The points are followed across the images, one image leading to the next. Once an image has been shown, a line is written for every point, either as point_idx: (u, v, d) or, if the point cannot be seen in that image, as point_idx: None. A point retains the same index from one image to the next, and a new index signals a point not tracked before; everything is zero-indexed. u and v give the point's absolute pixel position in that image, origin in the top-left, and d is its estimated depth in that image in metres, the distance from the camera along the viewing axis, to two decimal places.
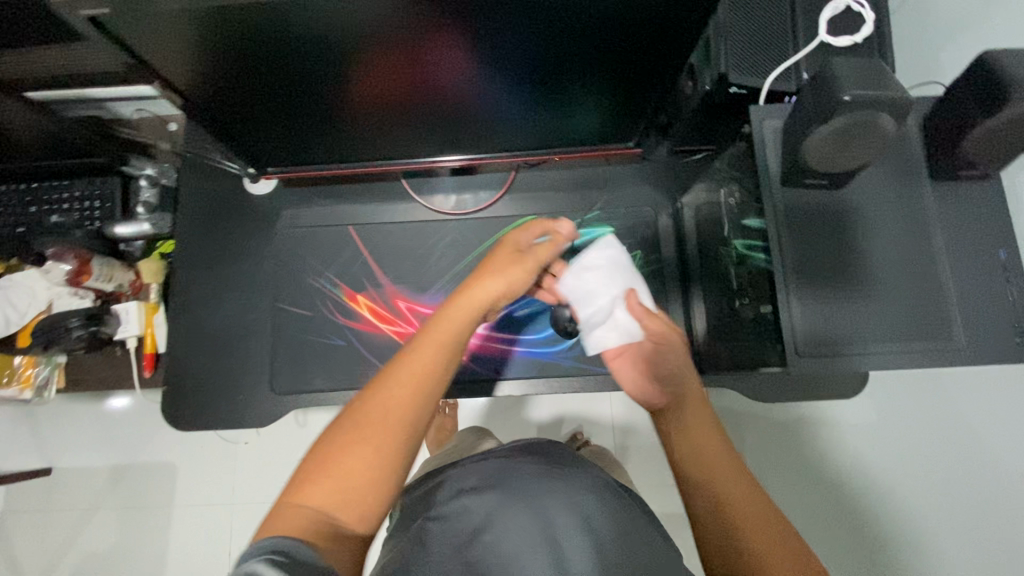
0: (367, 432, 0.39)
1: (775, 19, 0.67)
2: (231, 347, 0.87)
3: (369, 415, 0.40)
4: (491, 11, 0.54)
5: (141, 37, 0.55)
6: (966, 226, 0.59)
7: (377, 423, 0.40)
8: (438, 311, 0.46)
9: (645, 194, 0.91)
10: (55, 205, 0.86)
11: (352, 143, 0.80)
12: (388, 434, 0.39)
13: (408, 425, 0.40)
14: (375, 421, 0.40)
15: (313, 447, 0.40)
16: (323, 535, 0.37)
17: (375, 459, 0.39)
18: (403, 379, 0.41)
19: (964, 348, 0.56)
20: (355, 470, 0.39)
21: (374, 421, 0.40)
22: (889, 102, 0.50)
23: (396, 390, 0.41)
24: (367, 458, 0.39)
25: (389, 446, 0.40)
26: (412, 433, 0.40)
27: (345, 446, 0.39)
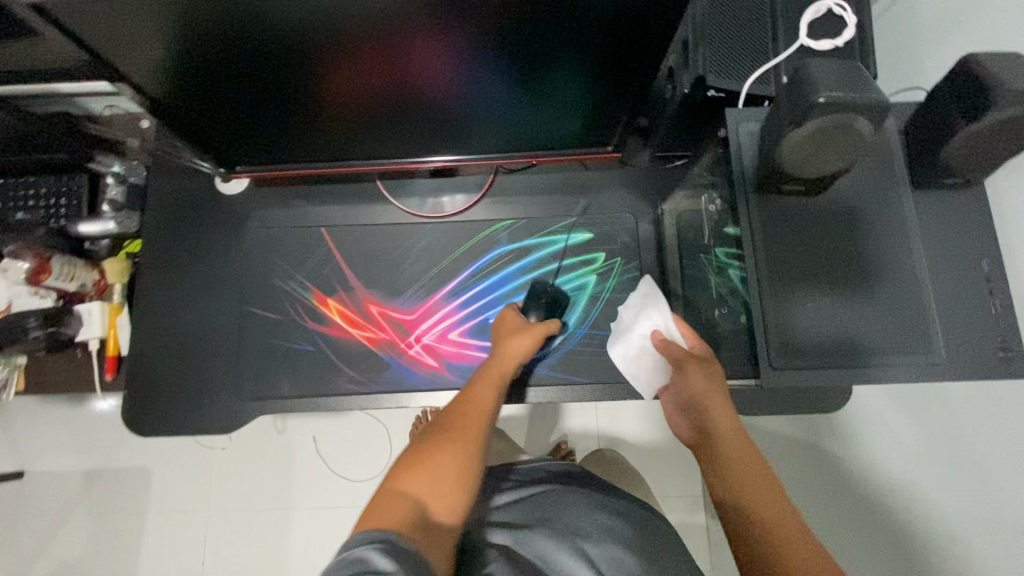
0: (448, 444, 0.49)
1: (754, 22, 0.65)
2: (196, 350, 0.85)
3: (448, 435, 0.50)
4: (457, 3, 0.51)
5: (96, 26, 0.53)
6: (946, 237, 0.57)
7: (456, 439, 0.49)
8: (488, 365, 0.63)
9: (626, 200, 0.89)
10: (20, 202, 0.85)
11: (323, 142, 0.78)
12: (467, 446, 0.49)
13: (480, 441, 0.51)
14: (456, 435, 0.50)
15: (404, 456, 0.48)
16: (425, 524, 0.42)
17: (458, 464, 0.47)
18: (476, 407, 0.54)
19: (945, 362, 0.54)
20: (445, 471, 0.46)
21: (454, 438, 0.50)
22: (866, 105, 0.48)
23: (469, 413, 0.53)
24: (456, 458, 0.48)
25: (468, 456, 0.48)
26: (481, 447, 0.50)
27: (432, 455, 0.47)
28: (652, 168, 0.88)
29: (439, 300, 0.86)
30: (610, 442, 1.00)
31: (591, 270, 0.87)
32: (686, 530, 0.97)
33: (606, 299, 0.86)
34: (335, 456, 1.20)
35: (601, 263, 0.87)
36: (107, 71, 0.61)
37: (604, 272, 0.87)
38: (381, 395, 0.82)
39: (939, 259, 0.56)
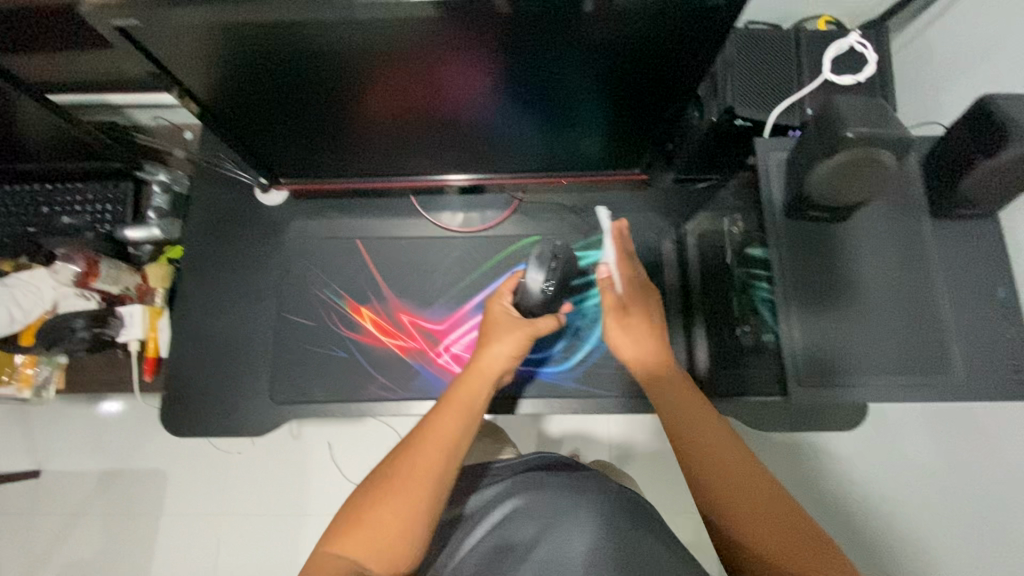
0: (391, 491, 0.50)
1: (781, 58, 0.69)
2: (233, 354, 0.88)
3: (392, 481, 0.51)
4: (511, 41, 0.55)
5: (168, 48, 0.56)
6: (965, 262, 0.60)
7: (400, 486, 0.50)
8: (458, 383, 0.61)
9: (650, 220, 0.93)
10: (67, 207, 0.89)
11: (364, 158, 0.82)
12: (410, 493, 0.50)
13: (427, 483, 0.51)
14: (400, 481, 0.51)
15: (350, 505, 0.51)
16: None
17: (397, 514, 0.49)
18: (431, 442, 0.54)
19: (962, 382, 0.56)
20: (384, 524, 0.49)
21: (399, 484, 0.51)
22: (891, 140, 0.52)
23: (423, 450, 0.53)
24: (395, 509, 0.49)
25: (410, 505, 0.50)
26: (428, 491, 0.51)
27: (374, 507, 0.50)
28: (675, 189, 0.92)
29: (468, 311, 0.89)
30: (625, 454, 1.02)
31: None
32: (700, 545, 0.98)
33: None
34: (351, 463, 1.21)
35: None
36: (172, 86, 0.63)
37: None
38: (410, 400, 0.85)
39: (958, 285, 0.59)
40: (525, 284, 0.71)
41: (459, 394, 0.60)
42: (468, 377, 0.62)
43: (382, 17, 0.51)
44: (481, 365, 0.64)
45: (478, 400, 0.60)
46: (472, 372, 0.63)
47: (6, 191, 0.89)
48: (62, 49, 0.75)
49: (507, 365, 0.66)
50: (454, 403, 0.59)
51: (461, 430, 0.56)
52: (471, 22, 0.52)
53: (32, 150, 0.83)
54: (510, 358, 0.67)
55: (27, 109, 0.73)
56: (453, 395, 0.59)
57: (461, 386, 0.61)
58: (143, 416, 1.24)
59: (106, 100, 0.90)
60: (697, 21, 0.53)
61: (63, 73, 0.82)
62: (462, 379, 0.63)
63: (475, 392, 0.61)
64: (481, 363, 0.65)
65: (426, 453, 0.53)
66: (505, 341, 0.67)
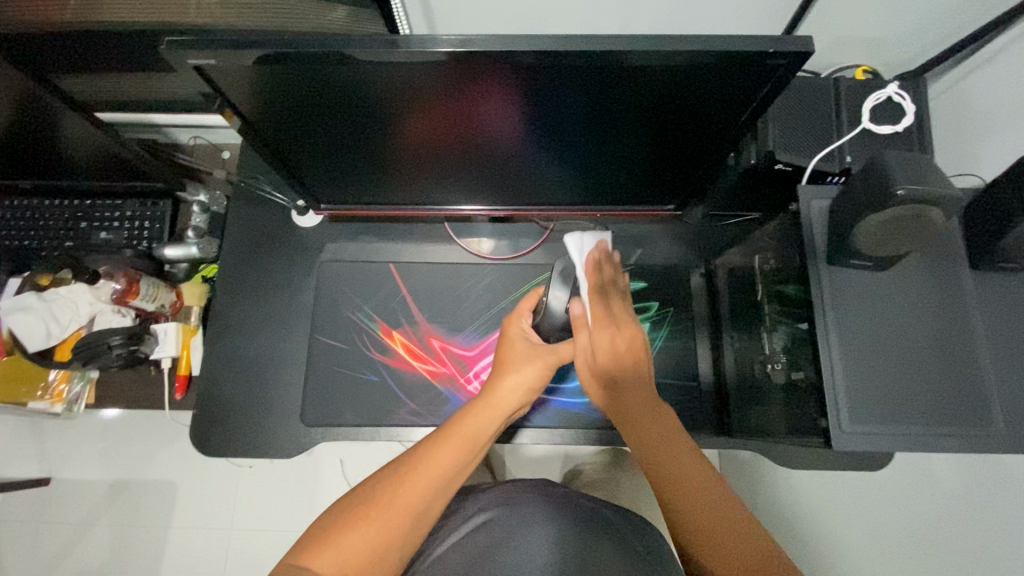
0: (367, 516, 0.50)
1: (821, 107, 0.71)
2: (264, 374, 0.88)
3: (370, 506, 0.50)
4: (574, 75, 0.56)
5: (228, 68, 0.55)
6: (1008, 315, 0.60)
7: (377, 514, 0.50)
8: (462, 413, 0.59)
9: (679, 253, 0.94)
10: (106, 223, 0.92)
11: (401, 184, 0.83)
12: (385, 524, 0.50)
13: (403, 521, 0.50)
14: (379, 509, 0.50)
15: (324, 519, 0.51)
16: None
17: (366, 544, 0.48)
18: (422, 475, 0.52)
19: (1005, 435, 0.57)
20: (350, 549, 0.48)
21: (377, 513, 0.50)
22: (941, 198, 0.53)
23: (412, 481, 0.52)
24: (367, 539, 0.49)
25: (381, 539, 0.49)
26: (402, 528, 0.50)
27: (347, 530, 0.49)
28: (705, 225, 0.93)
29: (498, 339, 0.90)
30: None
31: (644, 317, 0.92)
32: None
33: (656, 347, 0.91)
34: None
35: (654, 312, 0.92)
36: (218, 104, 0.62)
37: (657, 320, 0.92)
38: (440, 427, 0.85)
39: (999, 337, 0.60)
40: (547, 309, 0.67)
41: (466, 427, 0.57)
42: (477, 409, 0.59)
43: (437, 58, 0.53)
44: (495, 393, 0.61)
45: (481, 437, 0.57)
46: (484, 404, 0.60)
47: (49, 205, 0.93)
48: (118, 79, 0.80)
49: (520, 397, 0.62)
50: (454, 434, 0.56)
51: (455, 471, 0.54)
52: (524, 65, 0.54)
53: (76, 168, 0.86)
54: (527, 388, 0.63)
55: (71, 125, 0.75)
56: (456, 428, 0.57)
57: (467, 419, 0.58)
58: (157, 427, 1.22)
59: (149, 120, 0.93)
60: (751, 74, 0.54)
61: (107, 96, 0.85)
62: (471, 408, 0.60)
63: (481, 427, 0.58)
64: (497, 389, 0.62)
65: (415, 487, 0.52)
66: (524, 370, 0.63)
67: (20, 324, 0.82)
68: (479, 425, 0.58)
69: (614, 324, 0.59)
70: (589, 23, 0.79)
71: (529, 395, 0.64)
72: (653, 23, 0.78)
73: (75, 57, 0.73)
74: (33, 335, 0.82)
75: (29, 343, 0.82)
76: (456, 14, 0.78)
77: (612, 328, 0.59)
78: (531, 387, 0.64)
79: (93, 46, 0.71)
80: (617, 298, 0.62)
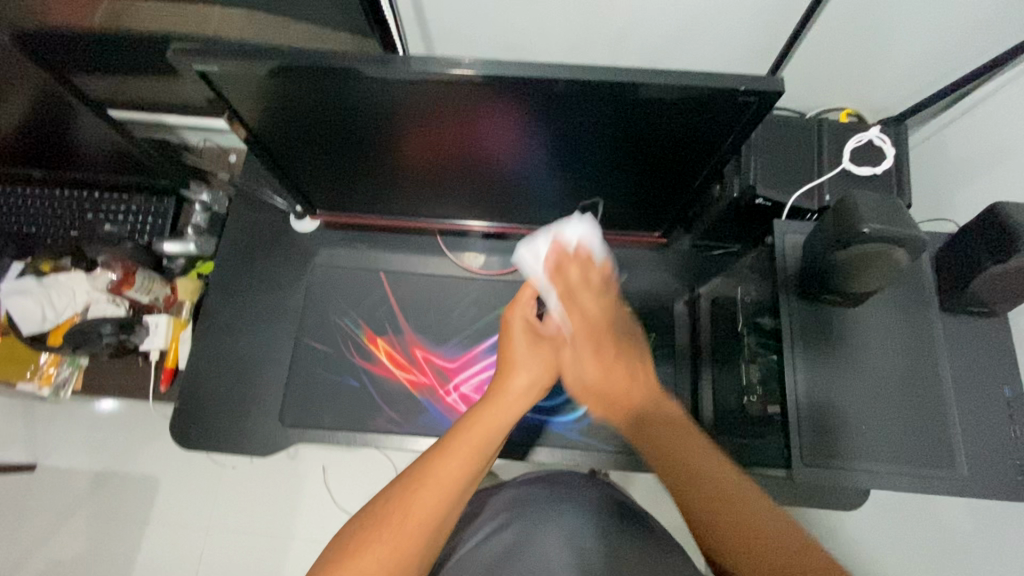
0: (380, 538, 0.49)
1: (803, 147, 0.74)
2: (249, 372, 0.90)
3: (382, 528, 0.50)
4: (563, 104, 0.58)
5: (237, 79, 0.59)
6: (975, 360, 0.62)
7: (389, 535, 0.50)
8: (471, 417, 0.57)
9: (665, 280, 0.95)
10: (111, 216, 0.96)
11: (397, 198, 0.85)
12: (400, 544, 0.49)
13: (419, 538, 0.50)
14: (391, 530, 0.50)
15: (336, 543, 0.50)
16: None
17: (383, 565, 0.48)
18: (433, 489, 0.52)
19: (967, 477, 0.57)
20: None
21: (390, 534, 0.50)
22: (905, 238, 0.55)
23: (423, 495, 0.51)
24: (380, 560, 0.49)
25: (399, 558, 0.49)
26: (421, 546, 0.50)
27: (359, 552, 0.49)
28: (692, 253, 0.94)
29: (480, 352, 0.91)
30: None
31: None
32: None
33: None
34: (342, 490, 1.20)
35: None
36: (226, 114, 0.66)
37: None
38: (417, 436, 0.86)
39: (965, 379, 0.61)
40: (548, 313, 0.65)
41: (475, 435, 0.55)
42: (486, 413, 0.58)
43: (433, 77, 0.56)
44: (504, 395, 0.60)
45: (494, 442, 0.56)
46: (492, 408, 0.58)
47: (58, 196, 0.96)
48: (138, 81, 0.84)
49: (531, 398, 0.61)
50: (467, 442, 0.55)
51: (469, 480, 0.54)
52: (516, 88, 0.57)
53: (86, 161, 0.90)
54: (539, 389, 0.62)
55: (87, 124, 0.79)
56: (466, 437, 0.55)
57: (476, 424, 0.56)
58: (143, 421, 1.23)
59: (160, 120, 0.97)
60: (729, 110, 0.57)
61: (125, 96, 0.89)
62: (480, 411, 0.58)
63: (492, 432, 0.56)
64: (504, 388, 0.61)
65: (425, 503, 0.51)
66: (532, 369, 0.62)
67: (18, 307, 0.86)
68: (489, 431, 0.56)
69: (590, 335, 0.63)
70: (583, 53, 0.82)
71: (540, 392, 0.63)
72: (644, 55, 0.82)
73: (99, 59, 0.78)
74: (28, 317, 0.86)
75: (24, 324, 0.86)
76: (457, 38, 0.82)
77: (592, 345, 0.62)
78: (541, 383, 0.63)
79: (117, 50, 0.75)
80: (586, 298, 0.64)
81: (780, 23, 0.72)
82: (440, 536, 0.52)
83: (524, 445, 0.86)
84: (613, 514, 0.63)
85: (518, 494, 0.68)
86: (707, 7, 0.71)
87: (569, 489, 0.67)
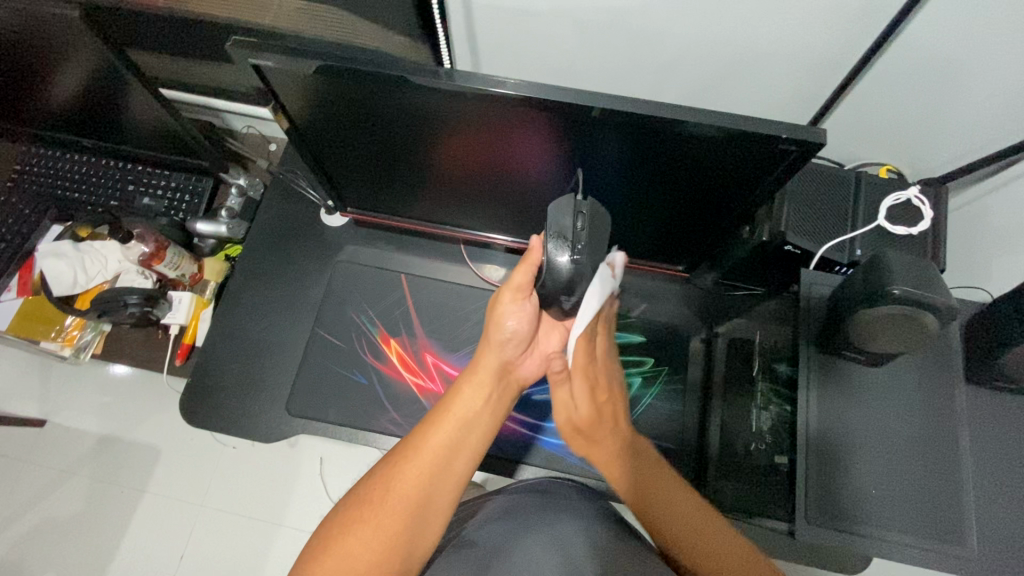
0: (365, 518, 0.50)
1: (837, 200, 0.74)
2: (262, 357, 0.91)
3: (367, 508, 0.50)
4: (603, 133, 0.59)
5: (290, 74, 0.60)
6: (996, 437, 0.60)
7: (374, 516, 0.50)
8: (455, 389, 0.58)
9: (685, 315, 0.93)
10: (150, 190, 1.00)
11: (426, 204, 0.86)
12: (385, 523, 0.50)
13: (401, 515, 0.50)
14: (374, 511, 0.50)
15: (323, 528, 0.51)
16: None
17: (371, 545, 0.49)
18: (416, 462, 0.52)
19: (974, 558, 0.55)
20: (354, 555, 0.48)
21: (374, 513, 0.50)
22: (935, 305, 0.54)
23: (405, 471, 0.52)
24: (365, 539, 0.49)
25: (383, 538, 0.49)
26: (405, 522, 0.50)
27: (345, 532, 0.49)
28: (714, 291, 0.93)
29: None
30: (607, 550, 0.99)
31: (638, 371, 0.89)
32: None
33: (645, 403, 0.88)
34: (337, 484, 1.20)
35: (649, 368, 0.90)
36: (271, 105, 0.67)
37: (648, 377, 0.89)
38: None
39: (980, 453, 0.60)
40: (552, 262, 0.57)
41: (457, 408, 0.56)
42: (468, 383, 0.58)
43: (476, 92, 0.57)
44: (480, 366, 0.59)
45: (476, 410, 0.56)
46: (475, 375, 0.58)
47: (103, 166, 1.00)
48: (195, 65, 0.88)
49: (518, 343, 0.61)
50: (451, 415, 0.55)
51: (453, 452, 0.54)
52: (557, 110, 0.57)
53: (130, 135, 0.93)
54: (538, 355, 0.64)
55: (137, 99, 0.81)
56: (447, 408, 0.56)
57: (459, 397, 0.57)
58: (155, 391, 1.25)
59: (210, 104, 1.02)
60: (767, 156, 0.57)
61: (179, 77, 0.93)
62: (464, 383, 0.58)
63: (474, 403, 0.56)
64: (481, 358, 0.60)
65: (408, 477, 0.52)
66: (522, 319, 0.61)
67: (51, 269, 0.91)
68: (469, 402, 0.56)
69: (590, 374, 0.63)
70: (625, 85, 0.84)
71: (522, 342, 0.62)
72: (685, 90, 0.82)
73: (164, 41, 0.81)
74: (62, 280, 0.91)
75: (55, 286, 0.90)
76: (502, 55, 0.83)
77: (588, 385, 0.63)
78: (525, 338, 0.62)
79: (181, 35, 0.79)
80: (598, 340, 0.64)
81: (825, 71, 0.73)
82: (433, 514, 0.52)
83: (523, 462, 0.85)
84: (608, 542, 0.62)
85: (506, 502, 0.67)
86: (753, 51, 0.72)
87: (561, 502, 0.66)
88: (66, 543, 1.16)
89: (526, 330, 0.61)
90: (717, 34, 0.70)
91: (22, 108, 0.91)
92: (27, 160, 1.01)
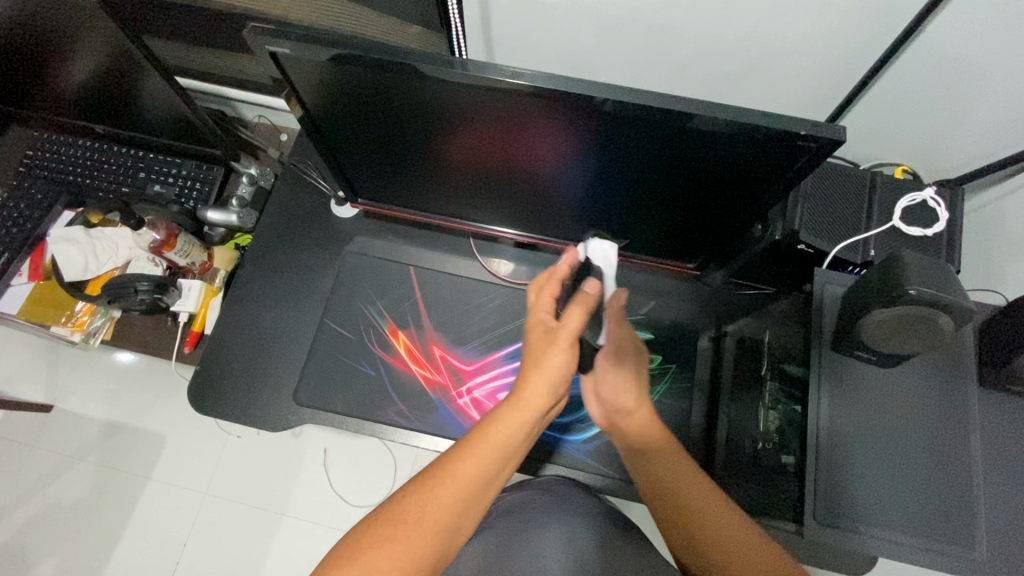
0: (396, 536, 0.48)
1: (851, 200, 0.73)
2: (270, 346, 0.91)
3: (397, 524, 0.48)
4: (619, 127, 0.59)
5: (305, 61, 0.60)
6: (1008, 441, 0.60)
7: (407, 532, 0.48)
8: (489, 416, 0.54)
9: (694, 313, 0.92)
10: (162, 177, 1.00)
11: (437, 197, 0.86)
12: (417, 541, 0.48)
13: (435, 535, 0.49)
14: (407, 527, 0.48)
15: (348, 540, 0.48)
16: None
17: (396, 561, 0.47)
18: (453, 485, 0.50)
19: (985, 560, 0.55)
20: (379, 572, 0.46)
21: (406, 530, 0.48)
22: (952, 306, 0.54)
23: (441, 495, 0.49)
24: (396, 558, 0.47)
25: (413, 556, 0.47)
26: (435, 547, 0.48)
27: (374, 548, 0.47)
28: (724, 290, 0.92)
29: (498, 359, 0.90)
30: None
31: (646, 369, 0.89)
32: None
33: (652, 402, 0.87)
34: (340, 475, 1.21)
35: (656, 365, 0.90)
36: (285, 92, 0.67)
37: (657, 374, 0.89)
38: (423, 433, 0.86)
39: (992, 456, 0.60)
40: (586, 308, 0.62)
41: (494, 436, 0.53)
42: (506, 414, 0.54)
43: (491, 83, 0.57)
44: (526, 404, 0.54)
45: (514, 442, 0.53)
46: (513, 408, 0.54)
47: (115, 152, 1.01)
48: (207, 52, 0.88)
49: (564, 383, 0.57)
50: (488, 447, 0.52)
51: (485, 479, 0.52)
52: (573, 104, 0.57)
53: (143, 122, 0.93)
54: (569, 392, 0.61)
55: (152, 86, 0.81)
56: (485, 437, 0.52)
57: (496, 424, 0.53)
58: (162, 379, 1.25)
59: (223, 93, 1.02)
60: (786, 153, 0.56)
61: (191, 63, 0.93)
62: (501, 411, 0.54)
63: (511, 433, 0.53)
64: (527, 393, 0.55)
65: (445, 499, 0.49)
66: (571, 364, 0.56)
67: (62, 254, 0.92)
68: (508, 437, 0.53)
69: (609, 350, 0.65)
70: (641, 79, 0.83)
71: (564, 385, 0.57)
72: (702, 85, 0.82)
73: (177, 27, 0.81)
74: (73, 265, 0.92)
75: (67, 272, 0.91)
76: (517, 47, 0.83)
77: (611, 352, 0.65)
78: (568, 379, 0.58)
79: (194, 21, 0.78)
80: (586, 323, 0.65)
81: (845, 68, 0.72)
82: (460, 536, 0.51)
83: (528, 457, 0.85)
84: (617, 538, 0.62)
85: (515, 498, 0.67)
86: (772, 47, 0.71)
87: (568, 498, 0.66)
88: (70, 527, 1.17)
89: (568, 375, 0.57)
90: (737, 30, 0.70)
91: (37, 94, 0.91)
92: (40, 146, 1.02)
